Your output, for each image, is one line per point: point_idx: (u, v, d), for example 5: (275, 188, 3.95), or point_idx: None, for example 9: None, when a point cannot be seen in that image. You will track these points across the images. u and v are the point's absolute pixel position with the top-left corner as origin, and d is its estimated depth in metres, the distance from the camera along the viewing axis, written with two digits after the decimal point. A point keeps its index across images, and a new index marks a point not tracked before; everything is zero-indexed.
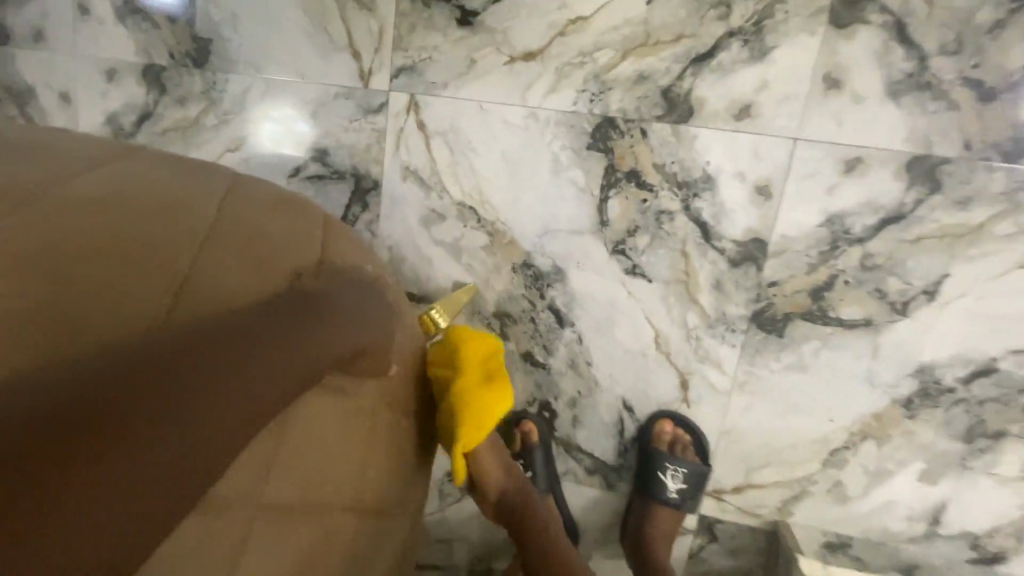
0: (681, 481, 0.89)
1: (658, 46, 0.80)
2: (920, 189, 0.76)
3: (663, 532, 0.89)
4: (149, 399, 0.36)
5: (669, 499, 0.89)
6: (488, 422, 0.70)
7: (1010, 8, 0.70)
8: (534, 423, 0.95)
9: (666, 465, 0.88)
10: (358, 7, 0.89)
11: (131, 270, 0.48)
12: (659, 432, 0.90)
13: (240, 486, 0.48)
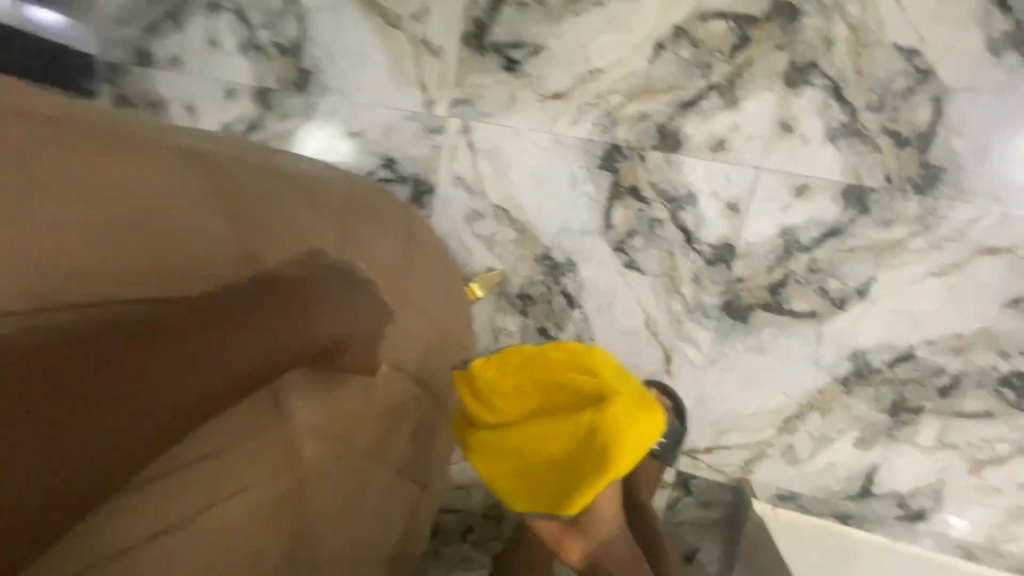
0: (661, 436, 1.08)
1: (656, 93, 1.05)
2: (852, 211, 1.00)
3: (644, 479, 1.09)
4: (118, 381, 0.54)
5: (650, 449, 1.08)
6: (644, 443, 0.80)
7: (917, 79, 0.95)
8: None
9: None
10: (429, 53, 1.16)
11: (182, 251, 0.68)
12: None
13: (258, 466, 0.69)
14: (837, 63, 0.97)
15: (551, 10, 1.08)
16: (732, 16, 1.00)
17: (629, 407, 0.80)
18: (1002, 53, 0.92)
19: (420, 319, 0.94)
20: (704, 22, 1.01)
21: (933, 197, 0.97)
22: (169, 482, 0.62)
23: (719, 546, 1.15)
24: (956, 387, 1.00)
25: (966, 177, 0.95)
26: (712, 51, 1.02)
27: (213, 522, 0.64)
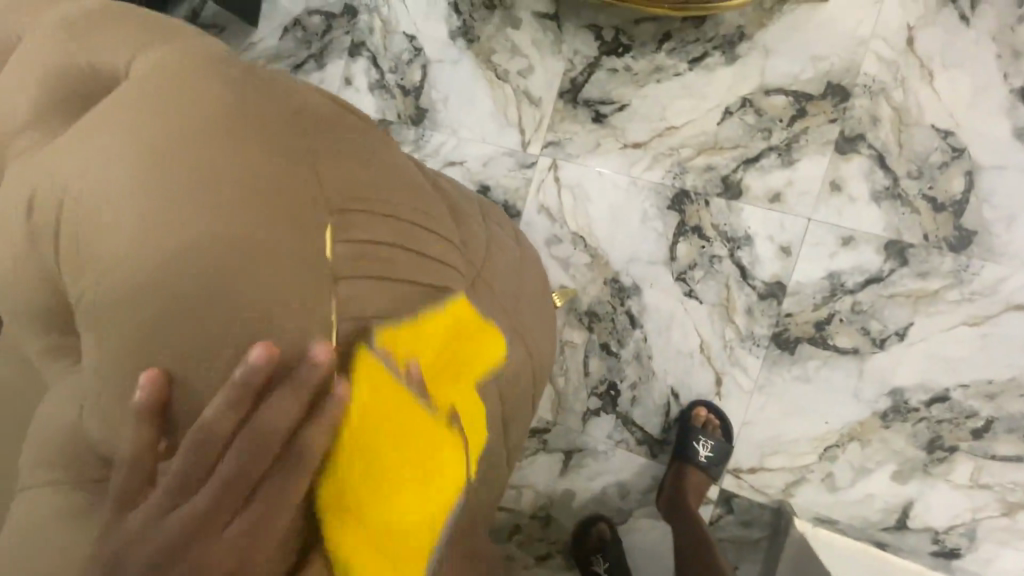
0: (709, 450, 1.19)
1: (722, 149, 1.24)
2: (893, 261, 1.14)
3: (693, 489, 1.18)
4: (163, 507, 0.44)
5: (699, 462, 1.19)
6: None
7: (952, 154, 1.11)
8: (608, 522, 1.30)
9: (699, 436, 1.19)
10: (529, 102, 1.38)
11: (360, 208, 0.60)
12: (696, 414, 1.23)
13: None
14: (882, 137, 1.15)
15: (637, 76, 1.30)
16: (792, 92, 1.20)
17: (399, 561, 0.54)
18: None
19: (522, 332, 0.85)
20: (768, 96, 1.21)
21: (967, 255, 1.10)
22: None
23: (757, 566, 1.22)
24: (989, 430, 1.09)
25: (995, 242, 1.09)
26: (773, 119, 1.21)
27: None
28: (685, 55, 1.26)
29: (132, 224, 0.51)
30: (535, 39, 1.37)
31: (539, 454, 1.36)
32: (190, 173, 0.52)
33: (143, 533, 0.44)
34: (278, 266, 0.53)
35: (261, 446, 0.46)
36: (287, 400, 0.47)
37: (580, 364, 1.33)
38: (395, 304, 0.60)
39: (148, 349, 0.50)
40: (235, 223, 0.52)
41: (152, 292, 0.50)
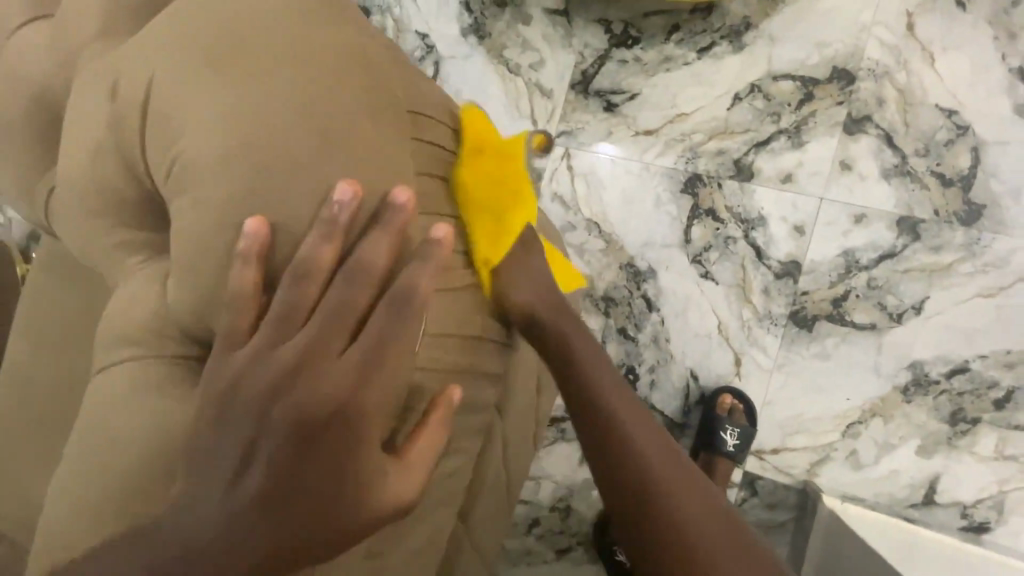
0: (736, 438, 1.18)
1: (733, 134, 1.26)
2: (906, 237, 1.16)
3: (720, 479, 1.18)
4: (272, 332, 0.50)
5: (726, 450, 1.18)
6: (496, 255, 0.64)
7: (957, 132, 1.15)
8: None
9: (726, 426, 1.18)
10: (540, 94, 1.39)
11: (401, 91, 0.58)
12: (722, 402, 1.21)
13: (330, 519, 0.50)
14: (888, 118, 1.18)
15: (647, 66, 1.32)
16: (799, 78, 1.23)
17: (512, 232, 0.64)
18: None
19: None
20: (775, 81, 1.24)
21: (977, 229, 1.13)
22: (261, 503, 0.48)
23: (784, 549, 1.21)
24: (1010, 400, 1.11)
25: (1004, 215, 1.13)
26: (782, 103, 1.24)
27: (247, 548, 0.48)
28: (693, 46, 1.29)
29: (202, 95, 0.51)
30: (546, 33, 1.37)
31: (558, 443, 1.33)
32: (239, 51, 0.52)
33: (258, 366, 0.49)
34: (334, 142, 0.51)
35: (360, 280, 0.50)
36: (380, 241, 0.51)
37: None
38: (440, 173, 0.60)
39: (244, 196, 0.49)
40: (287, 95, 0.51)
41: (221, 163, 0.49)
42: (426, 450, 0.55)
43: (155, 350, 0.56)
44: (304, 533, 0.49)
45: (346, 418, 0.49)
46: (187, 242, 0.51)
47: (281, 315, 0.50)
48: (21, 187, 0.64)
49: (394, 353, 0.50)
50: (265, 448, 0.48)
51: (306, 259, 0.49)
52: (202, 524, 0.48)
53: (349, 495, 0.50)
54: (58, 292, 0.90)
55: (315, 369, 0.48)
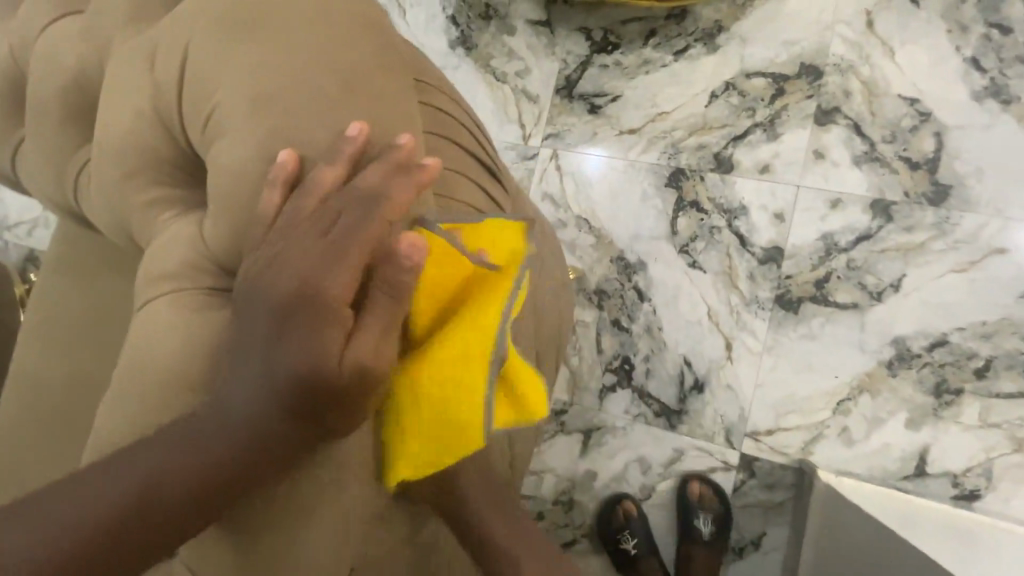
0: (712, 524, 1.22)
1: (712, 129, 1.33)
2: (880, 219, 1.22)
3: (703, 565, 1.22)
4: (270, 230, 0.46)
5: (703, 538, 1.22)
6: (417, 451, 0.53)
7: (920, 119, 1.22)
8: (633, 502, 1.29)
9: (699, 514, 1.23)
10: (526, 100, 1.45)
11: (411, 60, 0.57)
12: (691, 490, 1.26)
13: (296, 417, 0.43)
14: (856, 108, 1.25)
15: (627, 70, 1.39)
16: (770, 75, 1.30)
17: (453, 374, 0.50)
18: (983, 101, 1.20)
19: (551, 275, 0.88)
20: (748, 79, 1.31)
21: (946, 208, 1.20)
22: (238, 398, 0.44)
23: (785, 530, 1.23)
24: (989, 369, 1.16)
25: (970, 193, 1.19)
26: (755, 99, 1.31)
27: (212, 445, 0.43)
28: (670, 49, 1.37)
29: (216, 55, 0.48)
30: (530, 43, 1.44)
31: (559, 435, 1.35)
32: (249, 9, 0.49)
33: (254, 269, 0.45)
34: (354, 91, 0.48)
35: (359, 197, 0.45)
36: (382, 172, 0.46)
37: (593, 342, 1.35)
38: (460, 137, 0.57)
39: (269, 137, 0.46)
40: (304, 45, 0.48)
41: (242, 119, 0.46)
42: (389, 318, 0.44)
43: (189, 282, 0.50)
44: (277, 430, 0.43)
45: (310, 299, 0.42)
46: (215, 190, 0.48)
47: (279, 230, 0.45)
48: (31, 180, 0.66)
49: (366, 238, 0.44)
50: (245, 351, 0.44)
51: (314, 183, 0.45)
52: (179, 436, 0.44)
53: (309, 379, 0.41)
54: (63, 295, 0.92)
55: (296, 262, 0.44)
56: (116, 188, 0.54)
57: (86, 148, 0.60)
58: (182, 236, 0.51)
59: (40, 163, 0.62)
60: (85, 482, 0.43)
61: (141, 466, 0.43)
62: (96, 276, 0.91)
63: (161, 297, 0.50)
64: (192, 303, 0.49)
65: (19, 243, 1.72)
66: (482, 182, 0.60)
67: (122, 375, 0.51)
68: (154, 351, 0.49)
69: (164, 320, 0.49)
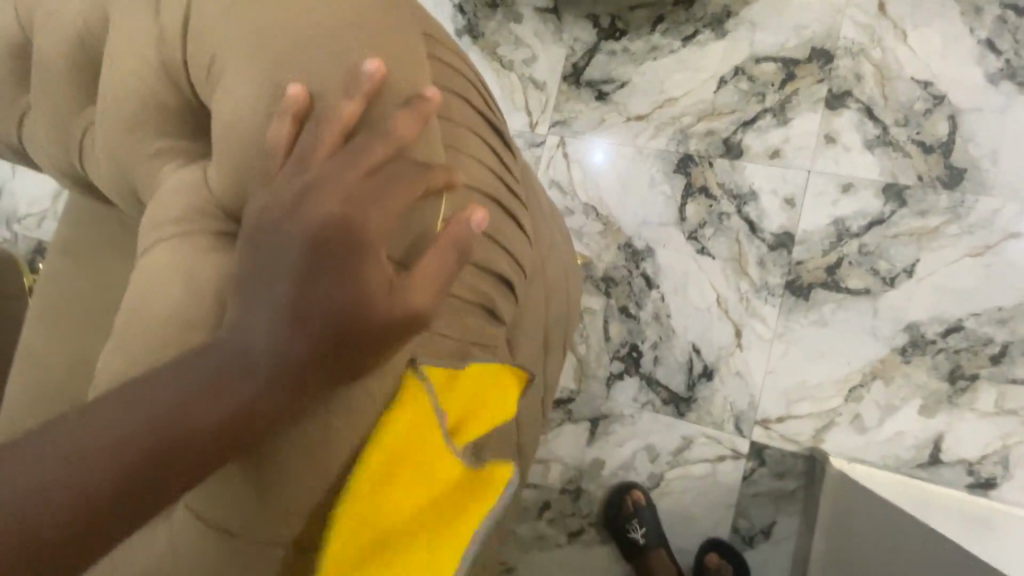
0: None
1: (721, 114, 1.31)
2: (893, 203, 1.20)
3: None
4: (289, 166, 0.44)
5: None
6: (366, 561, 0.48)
7: (934, 102, 1.21)
8: (642, 491, 1.27)
9: None
10: (533, 87, 1.44)
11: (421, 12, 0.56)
12: (707, 560, 1.21)
13: (321, 355, 0.41)
14: (867, 92, 1.24)
15: (634, 56, 1.38)
16: (780, 59, 1.29)
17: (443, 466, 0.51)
18: (999, 83, 1.18)
19: (558, 253, 0.86)
20: (758, 64, 1.30)
21: (961, 191, 1.18)
22: (257, 334, 0.41)
23: (796, 518, 1.21)
24: (1006, 355, 1.14)
25: (985, 176, 1.17)
26: (765, 84, 1.29)
27: (226, 384, 0.40)
28: (678, 34, 1.35)
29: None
30: (537, 30, 1.44)
31: (566, 424, 1.34)
32: None
33: (271, 204, 0.43)
34: (365, 31, 0.47)
35: (380, 132, 0.44)
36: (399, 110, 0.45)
37: (600, 330, 1.34)
38: (468, 90, 0.57)
39: (274, 77, 0.45)
40: None
41: (250, 63, 0.46)
42: (438, 271, 0.45)
43: (195, 226, 0.49)
44: (301, 369, 0.41)
45: (355, 240, 0.42)
46: (220, 131, 0.47)
47: (294, 164, 0.44)
48: (38, 148, 0.66)
49: (394, 178, 0.44)
50: (273, 288, 0.42)
51: (323, 115, 0.44)
52: (193, 379, 0.40)
53: (359, 321, 0.41)
54: (68, 278, 0.92)
55: (324, 194, 0.42)
56: (122, 148, 0.54)
57: (90, 112, 0.60)
58: (185, 182, 0.51)
59: (47, 129, 0.62)
60: (69, 428, 0.38)
61: (142, 404, 0.38)
62: (106, 259, 0.91)
63: (166, 240, 0.49)
64: (201, 244, 0.48)
65: (29, 235, 1.73)
66: (491, 140, 0.59)
67: (122, 323, 0.49)
68: (157, 294, 0.47)
69: (169, 262, 0.48)
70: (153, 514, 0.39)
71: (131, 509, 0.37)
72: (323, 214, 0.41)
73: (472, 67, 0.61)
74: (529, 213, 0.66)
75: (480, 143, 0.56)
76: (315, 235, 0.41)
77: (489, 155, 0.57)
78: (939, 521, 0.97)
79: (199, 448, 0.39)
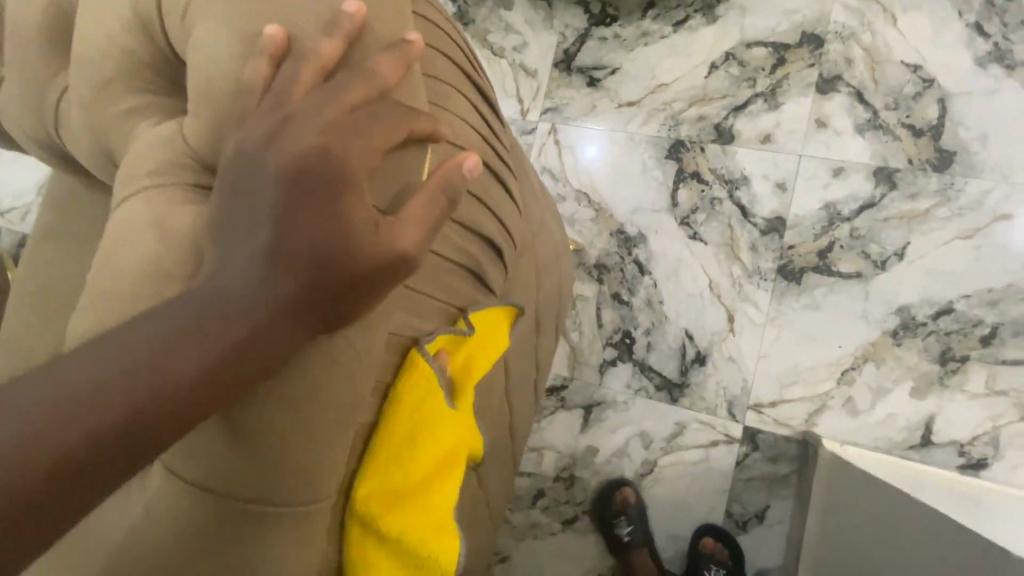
0: None
1: (712, 100, 1.31)
2: (883, 186, 1.21)
3: None
4: (265, 107, 0.43)
5: None
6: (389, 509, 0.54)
7: (923, 85, 1.21)
8: (631, 490, 1.26)
9: (709, 567, 1.18)
10: (524, 73, 1.43)
11: None
12: (702, 545, 1.21)
13: (305, 298, 0.40)
14: (857, 76, 1.24)
15: (626, 42, 1.37)
16: (771, 44, 1.29)
17: (439, 451, 0.55)
18: (988, 66, 1.19)
19: (548, 229, 0.86)
20: (749, 49, 1.30)
21: (950, 174, 1.18)
22: (238, 278, 0.40)
23: (790, 502, 1.22)
24: (995, 337, 1.14)
25: (975, 159, 1.17)
26: (756, 69, 1.29)
27: (207, 327, 0.39)
28: (669, 20, 1.35)
29: None
30: (528, 16, 1.43)
31: (559, 411, 1.33)
32: None
33: (245, 145, 0.42)
34: None
35: (360, 73, 0.43)
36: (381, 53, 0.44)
37: (593, 317, 1.33)
38: (450, 47, 0.56)
39: (252, 25, 0.44)
40: None
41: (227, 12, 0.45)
42: (425, 216, 0.44)
43: (169, 178, 0.47)
44: (284, 312, 0.40)
45: (337, 177, 0.40)
46: (195, 80, 0.45)
47: (270, 104, 0.42)
48: (13, 120, 0.64)
49: (377, 118, 0.42)
50: (253, 234, 0.40)
51: (303, 55, 0.43)
52: (173, 323, 0.39)
53: (342, 263, 0.40)
54: (45, 261, 0.90)
55: (304, 131, 0.40)
56: (99, 111, 0.52)
57: (64, 78, 0.58)
58: (160, 137, 0.49)
59: (22, 98, 0.61)
60: (47, 376, 0.37)
61: (121, 348, 0.37)
62: (82, 240, 0.88)
63: (140, 193, 0.47)
64: (176, 196, 0.46)
65: (14, 228, 1.70)
66: (475, 101, 0.59)
67: (93, 283, 0.47)
68: (134, 248, 0.45)
69: (142, 215, 0.46)
70: (136, 464, 0.37)
71: (113, 462, 0.36)
72: (302, 150, 0.40)
73: (456, 29, 0.61)
74: (518, 182, 0.67)
75: (465, 104, 0.56)
76: (295, 173, 0.40)
77: (471, 113, 0.56)
78: (928, 497, 0.98)
79: (179, 394, 0.37)
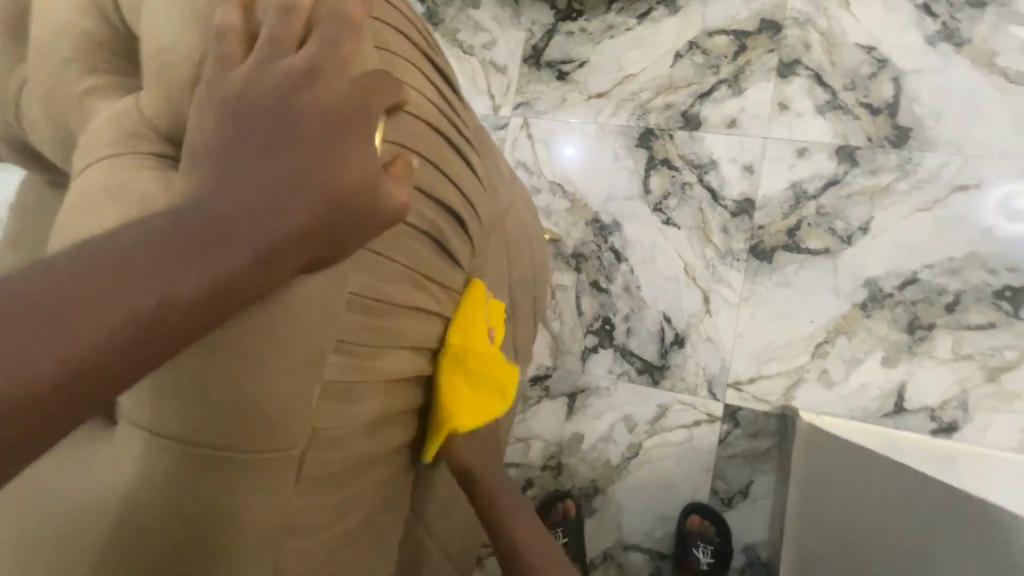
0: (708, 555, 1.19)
1: (677, 88, 1.34)
2: (845, 163, 1.25)
3: None
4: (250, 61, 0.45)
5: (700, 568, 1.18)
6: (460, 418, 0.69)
7: (878, 66, 1.25)
8: (573, 504, 1.26)
9: (698, 543, 1.19)
10: (495, 70, 1.45)
11: None
12: (690, 522, 1.23)
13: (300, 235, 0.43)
14: (815, 59, 1.28)
15: (592, 36, 1.40)
16: (732, 32, 1.33)
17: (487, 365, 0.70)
18: (937, 44, 1.24)
19: (519, 214, 0.88)
20: (711, 37, 1.34)
21: (908, 149, 1.22)
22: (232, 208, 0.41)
23: (771, 475, 1.24)
24: (959, 303, 1.18)
25: (930, 134, 1.22)
26: (719, 56, 1.33)
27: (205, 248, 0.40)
28: (633, 12, 1.39)
29: None
30: (495, 14, 1.46)
31: (544, 400, 1.35)
32: None
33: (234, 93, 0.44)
34: None
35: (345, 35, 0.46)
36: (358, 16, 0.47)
37: (573, 306, 1.35)
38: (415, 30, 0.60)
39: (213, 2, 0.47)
40: None
41: None
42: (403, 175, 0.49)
43: (122, 147, 0.47)
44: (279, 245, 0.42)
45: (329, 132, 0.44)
46: (156, 58, 0.47)
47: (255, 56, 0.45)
48: None
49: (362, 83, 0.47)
50: (246, 171, 0.42)
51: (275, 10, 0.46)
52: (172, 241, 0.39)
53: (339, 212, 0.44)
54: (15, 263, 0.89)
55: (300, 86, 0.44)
56: (59, 98, 0.53)
57: (23, 69, 0.58)
58: (116, 112, 0.49)
59: None
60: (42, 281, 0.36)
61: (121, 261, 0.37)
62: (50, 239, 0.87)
63: (96, 162, 0.47)
64: (130, 163, 0.46)
65: None
66: (437, 81, 0.62)
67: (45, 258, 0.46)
68: (86, 212, 0.44)
69: (96, 183, 0.45)
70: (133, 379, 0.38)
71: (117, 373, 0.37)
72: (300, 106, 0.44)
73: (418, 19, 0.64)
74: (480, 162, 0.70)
75: (423, 78, 0.58)
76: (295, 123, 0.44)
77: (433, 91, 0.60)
78: (909, 458, 1.02)
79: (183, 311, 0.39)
